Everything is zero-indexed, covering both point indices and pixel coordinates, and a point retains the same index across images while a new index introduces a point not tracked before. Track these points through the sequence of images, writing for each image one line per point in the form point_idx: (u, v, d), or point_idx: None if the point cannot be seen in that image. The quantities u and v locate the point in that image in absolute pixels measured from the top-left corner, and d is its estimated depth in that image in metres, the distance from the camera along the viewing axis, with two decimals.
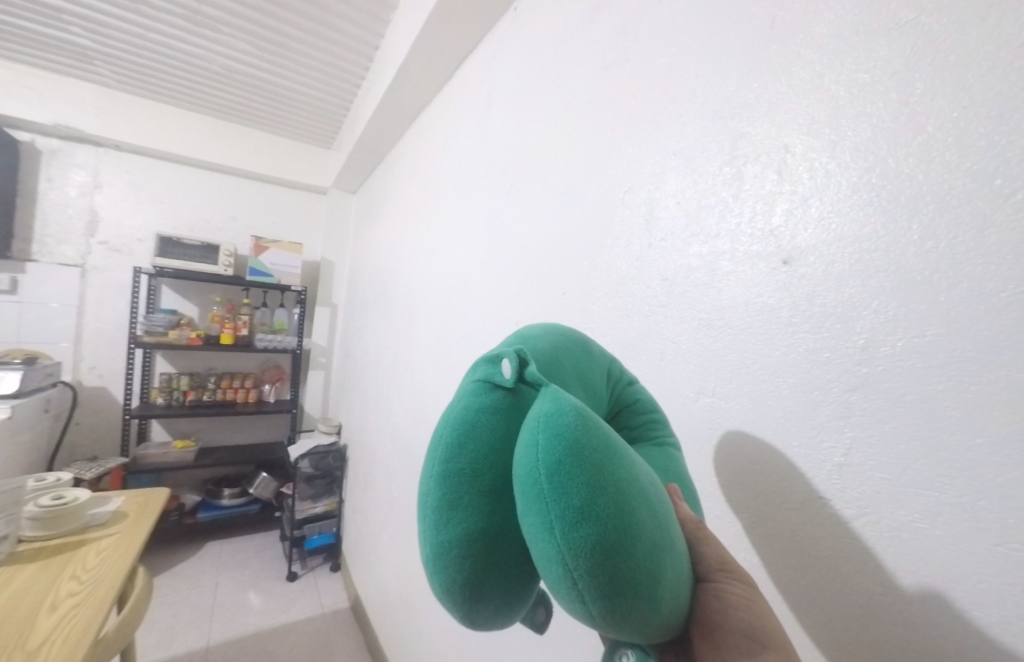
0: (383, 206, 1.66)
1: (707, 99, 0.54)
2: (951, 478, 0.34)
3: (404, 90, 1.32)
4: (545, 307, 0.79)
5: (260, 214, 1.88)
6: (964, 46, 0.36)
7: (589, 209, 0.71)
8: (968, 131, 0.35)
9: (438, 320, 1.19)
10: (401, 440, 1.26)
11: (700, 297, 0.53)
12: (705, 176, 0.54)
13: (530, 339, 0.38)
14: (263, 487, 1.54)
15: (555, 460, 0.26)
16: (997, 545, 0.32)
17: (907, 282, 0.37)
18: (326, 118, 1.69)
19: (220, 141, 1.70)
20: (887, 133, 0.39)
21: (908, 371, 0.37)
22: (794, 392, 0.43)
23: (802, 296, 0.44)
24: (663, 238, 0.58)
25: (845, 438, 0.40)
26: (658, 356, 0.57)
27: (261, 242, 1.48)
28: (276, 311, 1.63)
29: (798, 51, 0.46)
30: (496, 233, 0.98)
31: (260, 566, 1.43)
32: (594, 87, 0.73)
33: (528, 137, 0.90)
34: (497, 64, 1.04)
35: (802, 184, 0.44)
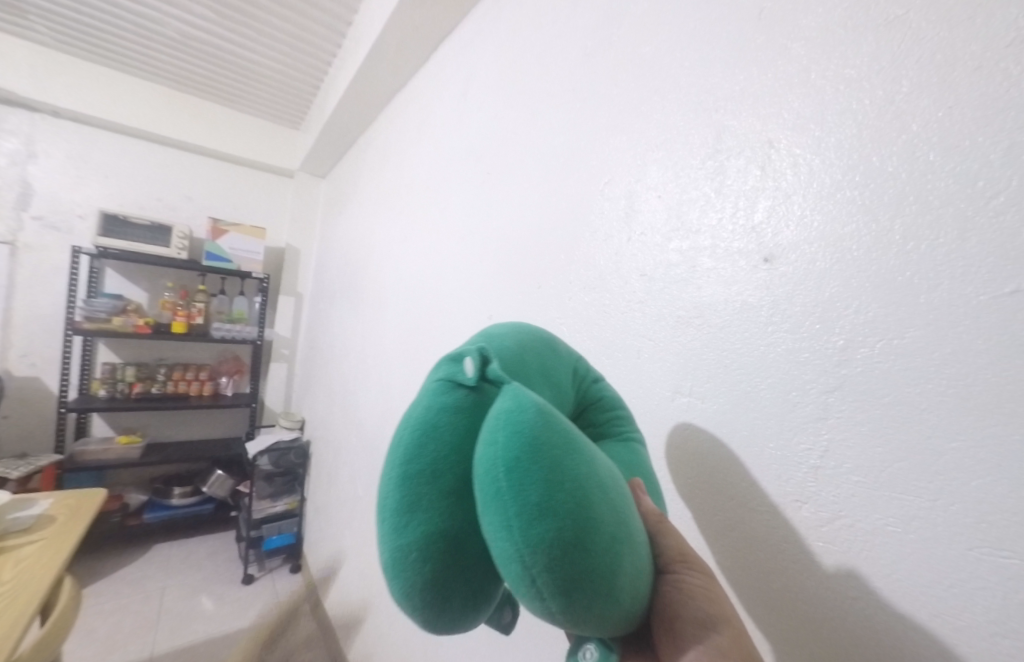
0: (355, 192, 1.58)
1: (689, 82, 0.51)
2: (925, 484, 0.32)
3: (376, 70, 1.25)
4: (519, 299, 0.75)
5: (221, 194, 1.77)
6: (953, 45, 0.33)
7: (569, 200, 0.66)
8: (953, 123, 0.32)
9: (408, 313, 1.13)
10: (366, 436, 1.21)
11: (679, 294, 0.49)
12: (687, 169, 0.50)
13: (495, 337, 0.33)
14: (218, 485, 1.45)
15: (515, 456, 0.22)
16: (969, 551, 0.30)
17: (886, 285, 0.35)
18: (295, 97, 1.60)
19: (179, 117, 1.59)
20: (871, 131, 0.36)
21: (887, 374, 0.34)
22: (772, 393, 0.40)
23: (782, 295, 0.40)
24: (643, 231, 0.54)
25: (821, 440, 0.37)
26: (635, 354, 0.53)
27: (219, 225, 1.39)
28: (236, 300, 1.54)
29: (786, 42, 0.42)
30: (471, 224, 0.92)
31: (212, 569, 1.36)
32: (576, 71, 0.68)
33: (506, 123, 0.84)
34: (476, 45, 0.98)
35: (786, 179, 0.41)
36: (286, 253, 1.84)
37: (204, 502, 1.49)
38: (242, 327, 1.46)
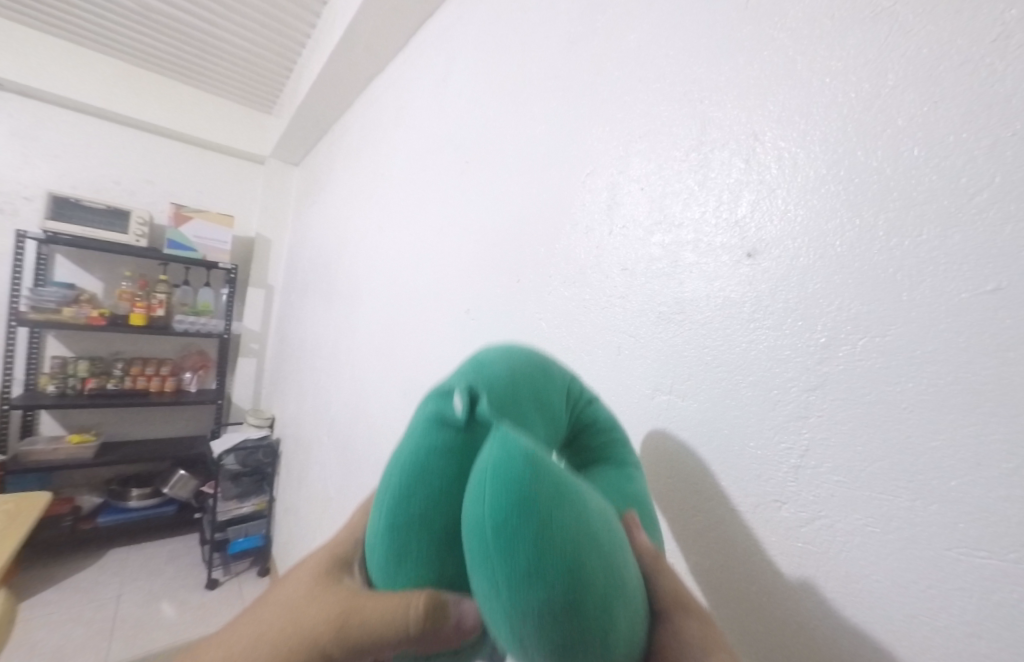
0: (329, 182, 1.51)
1: (671, 61, 0.47)
2: (903, 484, 0.29)
3: (352, 53, 1.19)
4: (499, 293, 0.70)
5: (188, 179, 1.70)
6: (938, 39, 0.30)
7: (549, 192, 0.62)
8: (941, 95, 0.30)
9: (383, 309, 1.08)
10: (338, 435, 1.16)
11: (662, 289, 0.45)
12: (671, 161, 0.46)
13: (484, 359, 0.30)
14: (180, 486, 1.38)
15: (503, 516, 0.20)
16: (948, 551, 0.28)
17: (867, 282, 0.32)
18: (266, 80, 1.52)
19: (141, 95, 1.51)
20: (853, 126, 0.33)
21: (869, 372, 0.31)
22: (753, 391, 0.37)
23: (766, 290, 0.37)
24: (625, 224, 0.50)
25: (802, 439, 0.34)
26: (615, 350, 0.49)
27: (182, 210, 1.32)
28: (201, 290, 1.47)
29: (771, 32, 0.39)
30: (450, 216, 0.87)
31: (174, 574, 1.29)
32: (561, 57, 0.64)
33: (485, 110, 0.80)
34: (457, 29, 0.93)
35: (770, 171, 0.38)
36: (257, 243, 1.76)
37: (165, 504, 1.42)
38: (206, 320, 1.39)
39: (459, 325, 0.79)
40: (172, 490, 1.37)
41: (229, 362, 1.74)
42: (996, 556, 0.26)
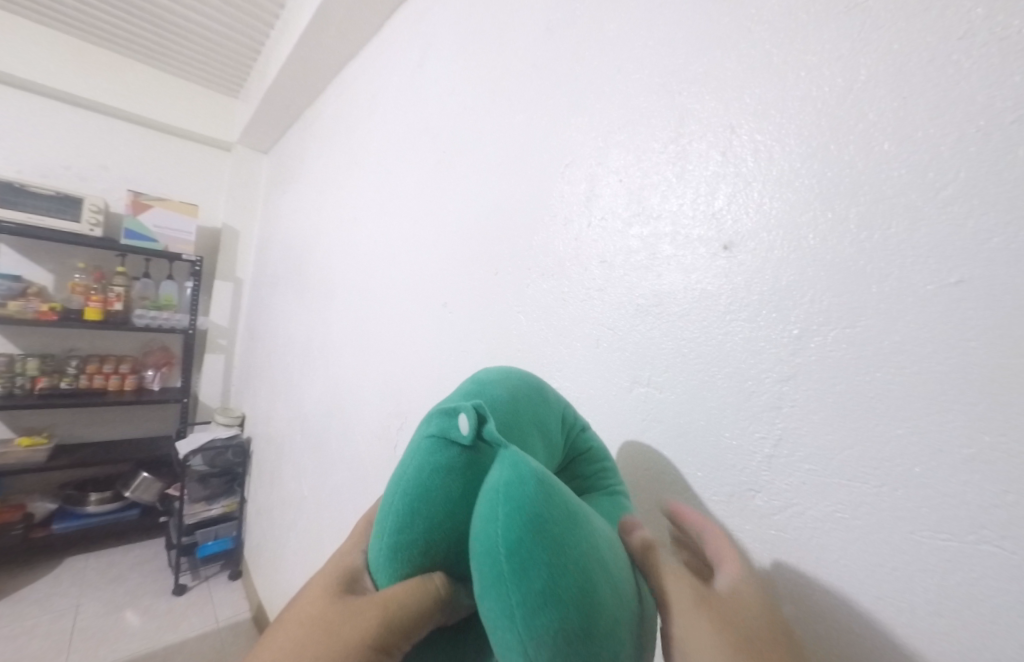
0: (301, 172, 1.45)
1: (647, 47, 0.46)
2: (871, 468, 0.30)
3: (324, 35, 1.14)
4: (475, 287, 0.67)
5: (145, 165, 1.61)
6: (908, 32, 0.30)
7: (527, 186, 0.59)
8: (907, 86, 0.30)
9: (357, 304, 1.04)
10: (311, 433, 1.12)
11: (638, 281, 0.44)
12: (648, 154, 0.45)
13: (486, 386, 0.31)
14: (144, 489, 1.32)
15: (516, 540, 0.21)
16: (911, 534, 0.28)
17: (838, 273, 0.32)
18: (232, 62, 1.45)
19: (91, 73, 1.41)
20: (828, 118, 0.33)
21: (840, 363, 0.31)
22: (728, 381, 0.37)
23: (741, 283, 0.36)
24: (603, 216, 0.48)
25: (775, 428, 0.34)
26: (593, 343, 0.48)
27: (140, 198, 1.24)
28: (162, 284, 1.39)
29: (746, 25, 0.38)
30: (426, 209, 0.84)
31: (140, 580, 1.24)
32: (538, 42, 0.61)
33: (462, 97, 0.77)
34: (434, 13, 0.89)
35: (747, 165, 0.37)
36: (221, 234, 1.68)
37: (128, 507, 1.35)
38: (169, 314, 1.32)
39: (435, 319, 0.76)
40: (137, 494, 1.31)
41: (194, 358, 1.67)
42: (958, 539, 0.26)
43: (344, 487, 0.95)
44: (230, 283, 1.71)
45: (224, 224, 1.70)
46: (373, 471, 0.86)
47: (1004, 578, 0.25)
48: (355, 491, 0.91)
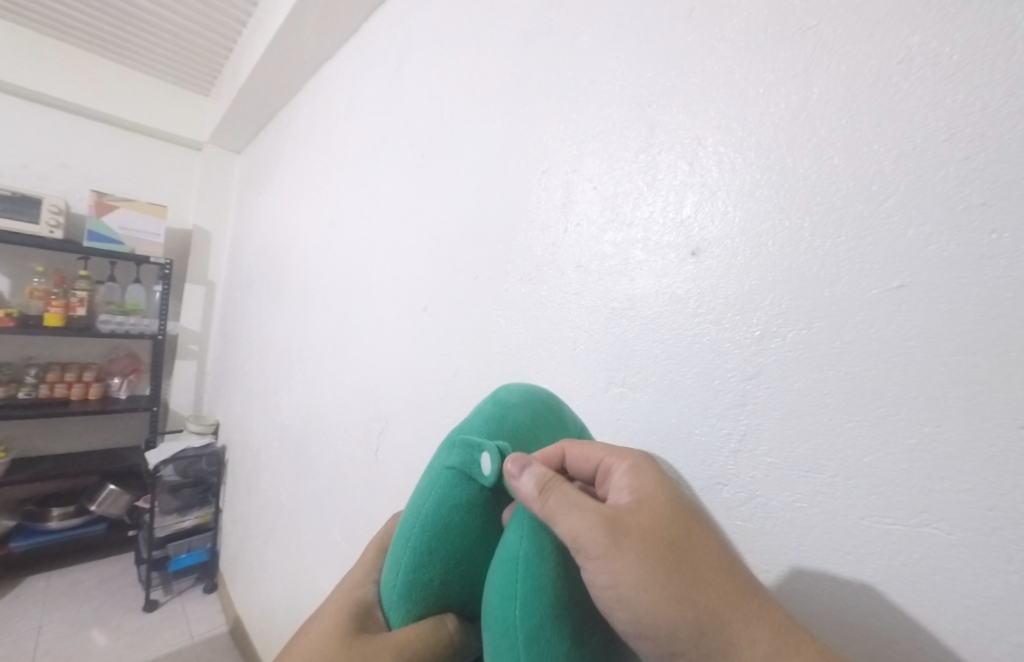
0: (274, 172, 1.43)
1: (622, 64, 0.49)
2: (826, 460, 0.33)
3: (300, 34, 1.12)
4: (454, 293, 0.69)
5: (112, 165, 1.54)
6: (854, 57, 0.34)
7: (504, 191, 0.62)
8: (854, 106, 0.33)
9: (337, 308, 1.03)
10: (289, 438, 1.11)
11: (613, 286, 0.47)
12: (621, 161, 0.48)
13: (509, 408, 0.39)
14: (110, 503, 1.26)
15: (534, 622, 0.29)
16: (863, 520, 0.31)
17: (795, 279, 0.35)
18: (201, 58, 1.40)
19: (50, 65, 1.34)
20: (786, 132, 0.36)
21: (798, 361, 0.34)
22: (697, 381, 0.40)
23: (708, 287, 0.40)
24: (579, 222, 0.51)
25: (740, 424, 0.37)
26: (571, 346, 0.51)
27: (105, 199, 1.19)
28: (129, 288, 1.33)
29: (712, 44, 0.41)
30: (406, 214, 0.85)
31: (106, 599, 1.18)
32: (516, 55, 0.63)
33: (443, 103, 0.78)
34: (413, 18, 0.90)
35: (711, 175, 0.40)
36: (194, 236, 1.63)
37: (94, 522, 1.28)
38: (137, 319, 1.27)
39: (416, 322, 0.77)
40: (103, 508, 1.24)
41: (164, 365, 1.62)
42: (902, 522, 0.30)
43: (325, 492, 0.95)
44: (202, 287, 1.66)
45: (193, 225, 1.64)
46: (355, 475, 0.86)
47: (942, 556, 0.28)
48: (336, 495, 0.90)
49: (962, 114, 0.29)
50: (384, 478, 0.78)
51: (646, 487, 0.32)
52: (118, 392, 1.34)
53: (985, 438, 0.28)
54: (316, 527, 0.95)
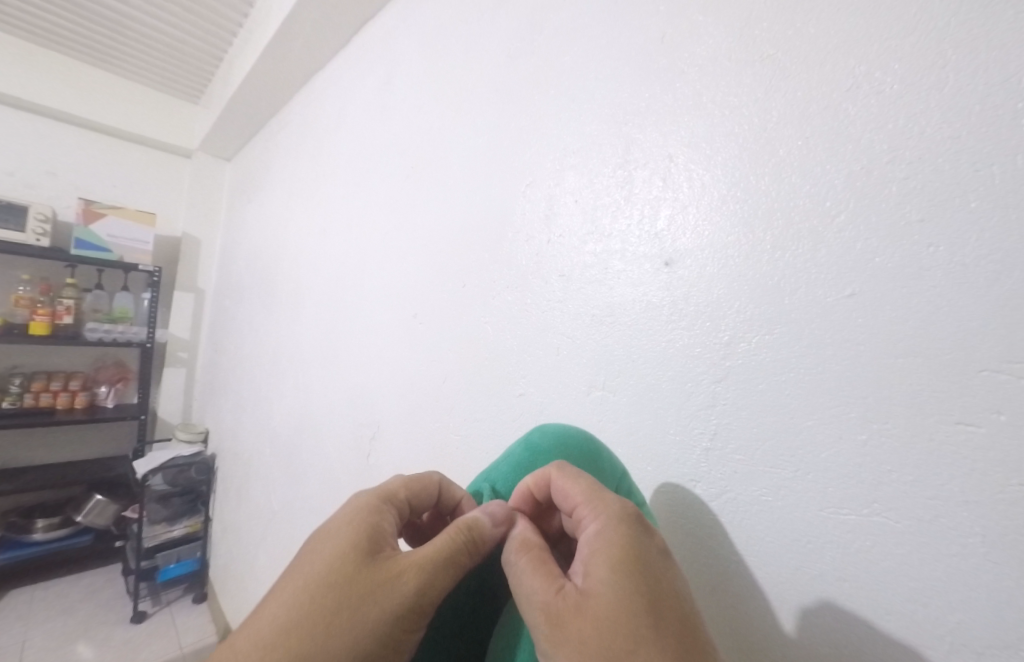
0: (266, 180, 1.44)
1: (602, 87, 0.53)
2: (789, 458, 0.35)
3: (293, 46, 1.14)
4: (445, 300, 0.73)
5: (102, 173, 1.55)
6: (809, 81, 0.36)
7: (492, 199, 0.66)
8: (809, 128, 0.36)
9: (330, 315, 1.05)
10: (281, 445, 1.13)
11: (593, 294, 0.51)
12: (600, 177, 0.51)
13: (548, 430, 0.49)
14: (96, 513, 1.25)
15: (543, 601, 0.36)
16: (822, 511, 0.33)
17: (759, 288, 0.38)
18: (190, 66, 1.41)
19: (34, 72, 1.35)
20: (749, 153, 0.39)
21: (762, 365, 0.37)
22: (672, 385, 0.43)
23: (680, 295, 0.43)
24: (562, 235, 0.55)
25: (711, 424, 0.40)
26: (555, 352, 0.55)
27: (93, 207, 1.21)
28: (116, 295, 1.34)
29: (683, 67, 0.45)
30: (396, 222, 0.88)
31: (93, 610, 1.18)
32: (501, 74, 0.68)
33: (434, 117, 0.82)
34: (402, 33, 0.94)
35: (682, 190, 0.43)
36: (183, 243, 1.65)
37: (81, 533, 1.29)
38: (126, 327, 1.28)
39: (407, 328, 0.81)
40: (88, 519, 1.24)
41: (154, 373, 1.63)
42: (856, 512, 0.32)
43: (317, 496, 0.97)
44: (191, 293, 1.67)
45: (183, 232, 1.65)
46: (347, 478, 0.89)
47: (892, 543, 0.30)
48: (328, 499, 0.93)
49: (902, 139, 0.32)
50: (375, 480, 0.82)
51: (608, 553, 0.32)
52: (106, 402, 1.38)
53: (927, 434, 0.30)
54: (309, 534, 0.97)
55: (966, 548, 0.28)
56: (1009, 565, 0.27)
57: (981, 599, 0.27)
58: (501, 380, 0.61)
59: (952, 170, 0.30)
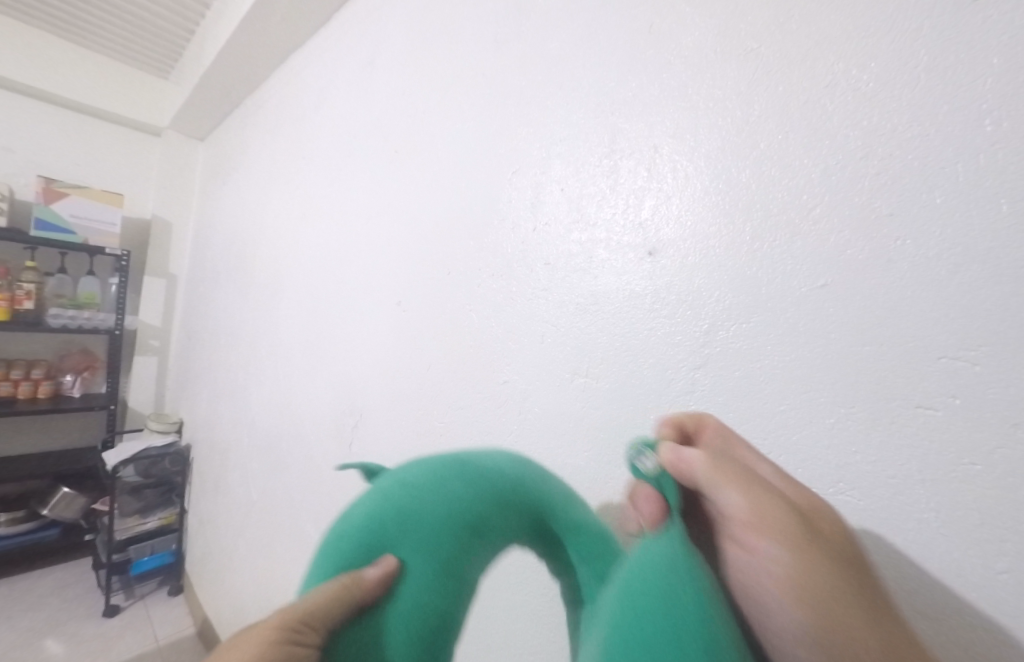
0: (242, 161, 1.39)
1: (587, 80, 0.52)
2: (762, 440, 0.36)
3: (268, 24, 1.10)
4: (429, 289, 0.71)
5: (64, 150, 1.51)
6: (792, 76, 0.36)
7: (476, 188, 0.65)
8: (792, 123, 0.36)
9: (309, 304, 1.02)
10: (259, 434, 1.10)
11: (578, 283, 0.50)
12: (586, 165, 0.51)
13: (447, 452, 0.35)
14: (64, 506, 1.25)
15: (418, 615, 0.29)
16: None
17: (738, 277, 0.38)
18: (157, 37, 1.36)
19: None
20: (732, 142, 0.39)
21: (738, 354, 0.37)
22: (652, 372, 0.43)
23: (663, 284, 0.43)
24: (547, 223, 0.55)
25: (689, 412, 0.40)
26: (539, 339, 0.54)
27: (54, 186, 1.21)
28: (82, 280, 1.33)
29: (670, 57, 0.45)
30: (377, 210, 0.86)
31: (62, 606, 1.17)
32: (487, 60, 0.66)
33: (415, 101, 0.80)
34: (384, 14, 0.91)
35: (666, 181, 0.44)
36: (157, 226, 1.61)
37: (47, 527, 1.28)
38: (90, 315, 1.28)
39: (390, 317, 0.79)
40: (55, 511, 1.24)
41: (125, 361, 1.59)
42: (822, 493, 0.33)
43: (294, 486, 0.95)
44: (162, 279, 1.63)
45: (154, 214, 1.61)
46: (326, 469, 0.87)
47: (857, 526, 0.31)
48: (307, 486, 0.92)
49: (878, 130, 0.32)
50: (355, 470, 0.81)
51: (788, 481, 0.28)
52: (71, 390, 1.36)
53: (889, 418, 0.31)
54: (285, 524, 0.96)
55: (921, 522, 0.29)
56: (959, 535, 0.28)
57: (933, 564, 0.28)
58: (483, 368, 0.61)
59: (921, 163, 0.31)
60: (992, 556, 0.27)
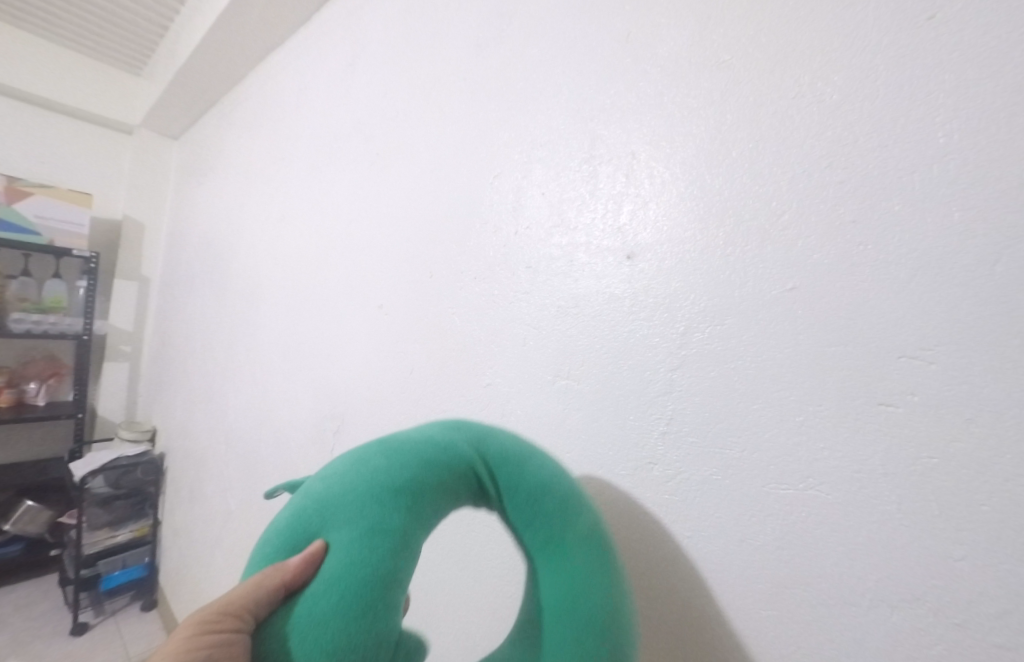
0: (216, 161, 1.36)
1: (567, 87, 0.54)
2: (735, 436, 0.38)
3: (245, 21, 1.07)
4: (412, 290, 0.71)
5: (24, 146, 1.44)
6: (761, 92, 0.39)
7: (460, 190, 0.65)
8: (762, 137, 0.38)
9: (288, 305, 1.01)
10: (235, 441, 1.07)
11: (559, 285, 0.52)
12: (566, 171, 0.52)
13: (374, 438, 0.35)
14: (26, 521, 1.20)
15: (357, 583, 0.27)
16: (765, 488, 0.36)
17: (713, 281, 0.40)
18: (126, 31, 1.31)
19: None
20: (706, 153, 0.41)
21: (714, 354, 0.39)
22: (631, 373, 0.45)
23: (641, 287, 0.45)
24: (529, 226, 0.56)
25: (667, 410, 0.42)
26: (521, 342, 0.55)
27: (16, 184, 1.15)
28: (47, 282, 1.27)
29: (646, 69, 0.47)
30: (358, 211, 0.85)
31: (21, 626, 1.11)
32: (470, 63, 0.67)
33: (398, 101, 0.80)
34: (365, 15, 0.90)
35: (643, 187, 0.45)
36: (125, 226, 1.55)
37: (9, 543, 1.23)
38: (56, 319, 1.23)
39: (371, 319, 0.79)
40: (18, 527, 1.18)
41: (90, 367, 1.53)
42: (793, 486, 0.35)
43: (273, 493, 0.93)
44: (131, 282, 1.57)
45: (122, 214, 1.56)
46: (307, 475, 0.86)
47: (824, 514, 0.33)
48: None
49: (840, 146, 0.35)
50: None
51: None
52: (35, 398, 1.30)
53: (853, 413, 0.33)
54: None
55: (884, 513, 0.31)
56: (915, 522, 0.30)
57: (894, 548, 0.31)
58: (466, 369, 0.61)
59: (879, 178, 0.33)
60: (949, 542, 0.29)
